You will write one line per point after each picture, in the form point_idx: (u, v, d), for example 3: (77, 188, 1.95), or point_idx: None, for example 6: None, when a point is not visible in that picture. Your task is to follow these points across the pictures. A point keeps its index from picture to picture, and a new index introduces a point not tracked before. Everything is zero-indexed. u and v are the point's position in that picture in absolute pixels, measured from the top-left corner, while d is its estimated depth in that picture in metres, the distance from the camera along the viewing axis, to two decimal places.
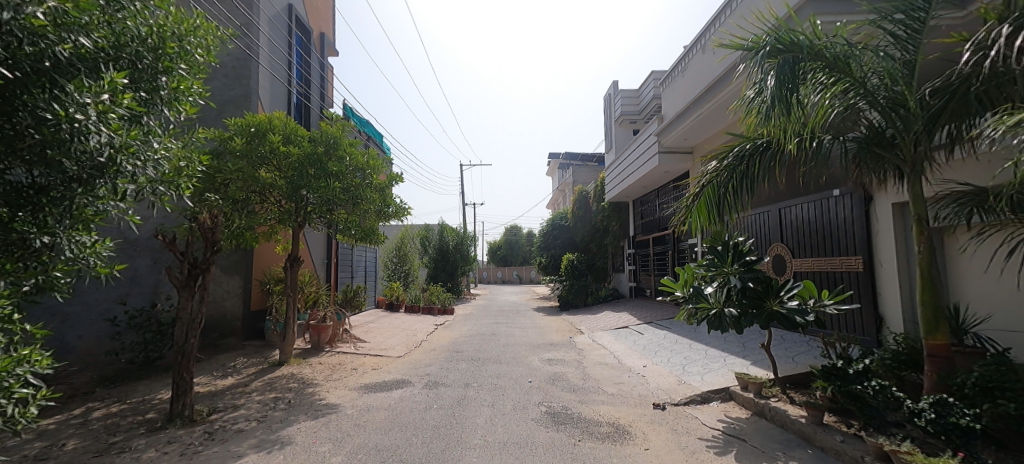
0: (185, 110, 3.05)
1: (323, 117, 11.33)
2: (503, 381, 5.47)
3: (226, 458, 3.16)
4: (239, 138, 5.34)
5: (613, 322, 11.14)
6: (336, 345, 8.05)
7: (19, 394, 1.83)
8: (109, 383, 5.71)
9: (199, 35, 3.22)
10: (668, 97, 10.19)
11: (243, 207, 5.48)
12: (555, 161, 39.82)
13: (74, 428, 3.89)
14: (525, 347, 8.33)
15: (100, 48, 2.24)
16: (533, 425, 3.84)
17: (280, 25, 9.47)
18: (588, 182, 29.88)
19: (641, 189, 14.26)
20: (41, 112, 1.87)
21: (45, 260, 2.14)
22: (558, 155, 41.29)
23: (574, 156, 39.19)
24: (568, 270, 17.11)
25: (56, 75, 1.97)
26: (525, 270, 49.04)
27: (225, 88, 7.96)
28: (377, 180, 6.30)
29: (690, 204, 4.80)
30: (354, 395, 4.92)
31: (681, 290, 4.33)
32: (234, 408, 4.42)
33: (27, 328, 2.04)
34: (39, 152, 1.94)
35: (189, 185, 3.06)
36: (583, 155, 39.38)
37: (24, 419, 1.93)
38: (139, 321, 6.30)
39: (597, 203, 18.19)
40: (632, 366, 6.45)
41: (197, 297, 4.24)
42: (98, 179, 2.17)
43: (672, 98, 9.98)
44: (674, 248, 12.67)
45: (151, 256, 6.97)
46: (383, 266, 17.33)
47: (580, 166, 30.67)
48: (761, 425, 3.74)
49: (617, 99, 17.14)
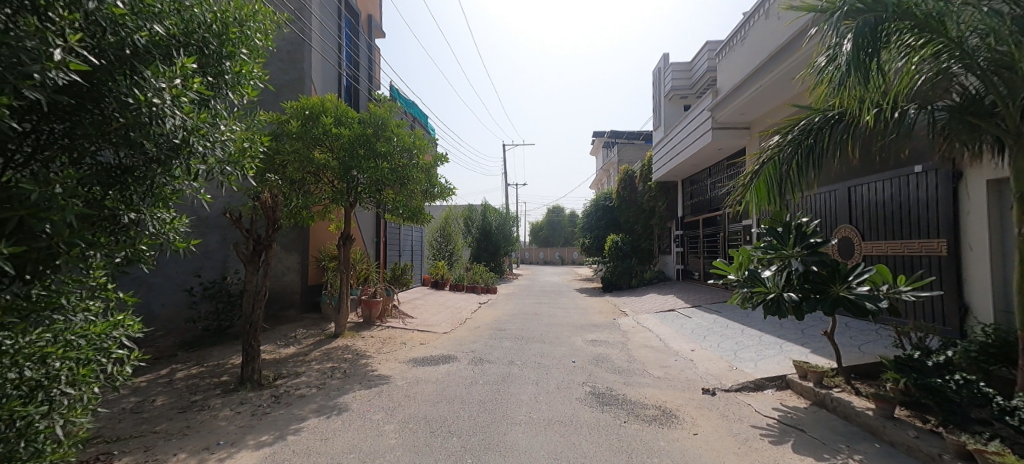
0: (247, 93, 3.28)
1: (371, 99, 11.57)
2: (547, 361, 5.49)
3: (291, 420, 3.44)
4: (295, 121, 5.53)
5: (659, 305, 10.86)
6: (386, 320, 8.39)
7: (115, 353, 2.51)
8: (188, 348, 6.38)
9: (259, 19, 3.34)
10: (726, 70, 9.59)
11: (299, 187, 5.69)
12: (599, 140, 38.87)
13: (161, 387, 4.32)
14: (568, 327, 8.34)
15: (171, 35, 2.50)
16: (578, 404, 3.82)
17: (330, 7, 9.71)
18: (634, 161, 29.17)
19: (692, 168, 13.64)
20: (124, 97, 2.13)
21: (133, 236, 2.39)
22: (603, 135, 40.28)
23: (621, 135, 38.20)
24: (613, 252, 16.68)
25: (137, 62, 2.26)
26: (568, 252, 48.71)
27: (282, 72, 8.31)
28: (423, 160, 6.38)
29: (748, 183, 4.50)
30: (404, 368, 5.13)
31: (735, 273, 3.94)
32: (296, 375, 4.74)
33: (120, 297, 2.66)
34: (124, 135, 2.18)
35: (253, 165, 3.32)
36: (631, 134, 38.07)
37: (121, 376, 2.68)
38: (212, 292, 6.92)
39: (642, 184, 17.62)
40: (680, 349, 6.28)
41: (261, 271, 4.49)
42: (173, 160, 2.46)
43: (730, 70, 9.35)
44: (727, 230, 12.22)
45: (220, 233, 7.46)
46: (430, 245, 17.87)
47: (625, 145, 29.84)
48: (820, 416, 3.54)
49: (667, 73, 16.38)
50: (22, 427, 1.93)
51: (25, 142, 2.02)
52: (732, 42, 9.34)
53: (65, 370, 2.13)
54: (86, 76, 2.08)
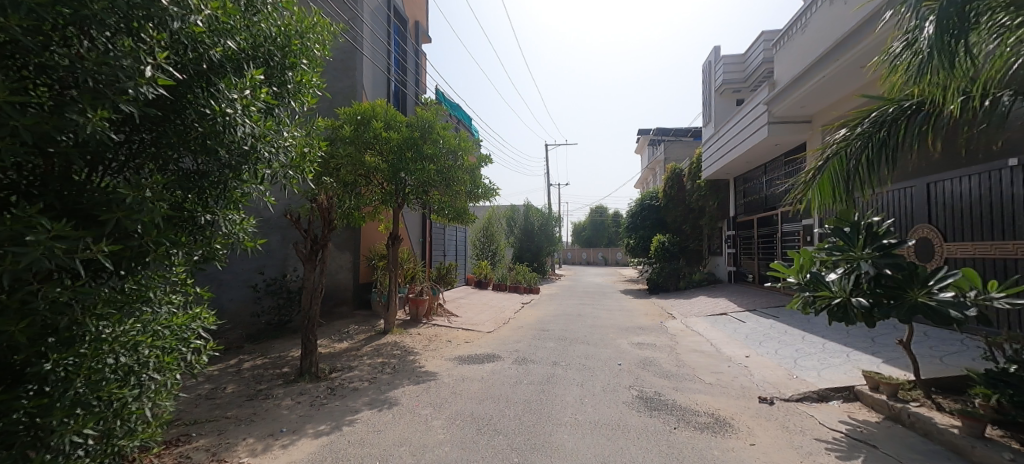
0: (307, 101, 3.48)
1: (418, 103, 11.93)
2: (592, 362, 5.43)
3: (346, 412, 3.61)
4: (348, 126, 5.77)
5: (708, 308, 10.44)
6: (432, 318, 8.63)
7: (192, 343, 2.87)
8: (253, 340, 6.87)
9: (317, 31, 3.54)
10: (783, 60, 9.11)
11: (351, 189, 5.85)
12: (643, 138, 37.97)
13: (231, 375, 4.68)
14: (613, 329, 8.22)
15: (242, 49, 2.70)
16: (625, 408, 3.74)
17: (381, 15, 10.11)
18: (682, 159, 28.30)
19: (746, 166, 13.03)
20: (202, 108, 2.35)
21: (210, 236, 2.57)
22: (647, 132, 39.24)
23: (667, 132, 37.10)
24: (659, 252, 16.29)
25: (213, 75, 2.47)
26: (612, 252, 47.91)
27: (337, 79, 8.75)
28: (468, 161, 6.50)
29: (808, 180, 4.24)
30: (450, 365, 5.25)
31: (795, 276, 3.77)
32: (349, 369, 4.97)
33: (196, 292, 2.97)
34: (202, 143, 2.40)
35: (312, 169, 3.53)
36: (678, 131, 36.85)
37: (197, 364, 3.00)
38: (274, 288, 7.32)
39: (691, 182, 16.98)
40: (733, 355, 6.01)
41: (318, 269, 4.73)
42: (243, 165, 2.65)
43: (788, 60, 8.88)
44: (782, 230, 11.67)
45: (280, 233, 7.95)
46: (473, 246, 18.22)
47: (673, 142, 29.01)
48: (894, 432, 3.26)
49: (718, 66, 15.84)
50: (118, 408, 2.30)
51: (125, 151, 2.26)
52: (791, 30, 8.85)
53: (151, 357, 2.47)
54: (171, 89, 2.29)
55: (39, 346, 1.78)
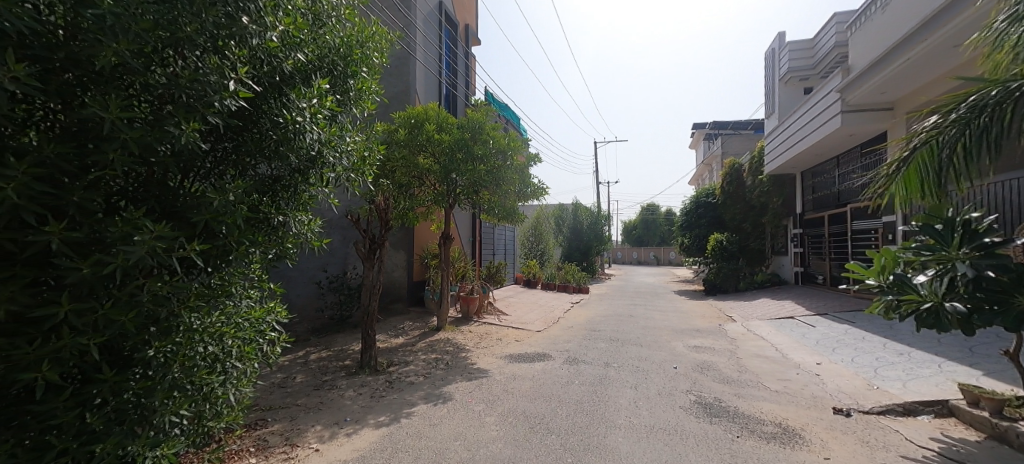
0: (367, 107, 3.66)
1: (468, 104, 12.19)
2: (646, 365, 5.30)
3: (403, 404, 3.76)
4: (402, 130, 6.02)
5: (772, 312, 9.82)
6: (483, 316, 8.81)
7: (269, 335, 3.12)
8: (319, 333, 7.36)
9: (376, 40, 3.70)
10: (861, 43, 8.46)
11: (406, 190, 6.06)
12: (701, 132, 36.28)
13: (300, 366, 5.03)
14: (667, 331, 7.99)
15: (310, 61, 2.88)
16: (683, 413, 3.62)
17: (432, 20, 10.44)
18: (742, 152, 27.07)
19: (816, 158, 12.16)
20: (276, 118, 2.54)
21: (282, 235, 2.76)
22: (706, 126, 37.64)
23: (725, 125, 35.19)
24: (716, 251, 15.52)
25: (285, 87, 2.66)
26: (663, 251, 46.55)
27: (392, 85, 9.15)
28: (517, 160, 6.54)
29: (891, 173, 3.90)
30: (501, 363, 5.32)
31: (877, 278, 3.48)
32: (406, 363, 5.17)
33: (272, 288, 3.21)
34: (276, 149, 2.59)
35: (371, 172, 3.71)
36: (739, 123, 34.80)
37: (273, 354, 3.25)
38: (336, 285, 7.79)
39: (752, 177, 16.00)
40: (802, 361, 5.62)
41: (376, 267, 4.97)
42: (311, 169, 2.85)
43: (866, 43, 8.24)
44: (855, 228, 10.99)
45: (342, 233, 8.43)
46: (523, 244, 18.44)
47: (732, 135, 27.57)
48: (998, 452, 2.91)
49: (783, 54, 15.09)
50: (207, 392, 2.55)
51: (212, 159, 2.49)
52: (869, 10, 8.20)
53: (233, 347, 2.72)
54: (250, 101, 2.49)
55: (145, 334, 1.98)
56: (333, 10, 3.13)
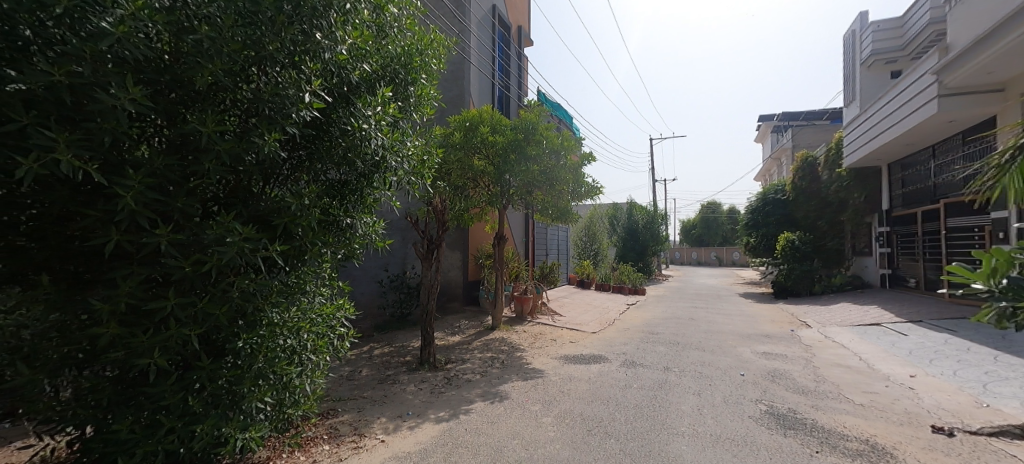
0: (426, 113, 3.79)
1: (521, 105, 12.30)
2: (710, 371, 5.08)
3: (461, 401, 3.87)
4: (457, 133, 6.18)
5: (853, 318, 8.99)
6: (537, 316, 8.86)
7: (338, 330, 3.27)
8: (382, 329, 7.76)
9: (434, 48, 3.84)
10: (959, 19, 7.68)
11: (461, 192, 6.23)
12: (767, 124, 34.02)
13: (365, 360, 5.33)
14: (732, 336, 7.60)
15: (374, 70, 3.02)
16: (752, 424, 3.42)
17: (486, 23, 10.64)
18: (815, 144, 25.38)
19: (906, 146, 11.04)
20: (344, 126, 2.69)
21: (349, 236, 2.91)
22: (773, 119, 35.35)
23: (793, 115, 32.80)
24: (787, 252, 14.40)
25: (353, 96, 2.81)
26: (726, 252, 44.46)
27: (448, 89, 9.45)
28: (571, 160, 6.54)
29: (1004, 162, 3.41)
30: (556, 364, 5.31)
31: (984, 281, 2.85)
32: (462, 361, 5.31)
33: (342, 286, 3.38)
34: (344, 155, 2.73)
35: (430, 175, 3.83)
36: (812, 114, 32.28)
37: (343, 348, 3.40)
38: (397, 283, 8.17)
39: (829, 171, 15.02)
40: (891, 373, 5.11)
41: (433, 266, 5.14)
42: (375, 173, 2.97)
43: (967, 18, 7.47)
44: (953, 226, 9.95)
45: (401, 234, 8.83)
46: (575, 245, 18.23)
47: (803, 127, 25.72)
48: None
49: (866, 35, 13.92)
50: (286, 382, 2.72)
51: (288, 166, 2.65)
52: None
53: (308, 341, 2.85)
54: (322, 111, 2.66)
55: (233, 327, 2.26)
56: (394, 21, 3.27)
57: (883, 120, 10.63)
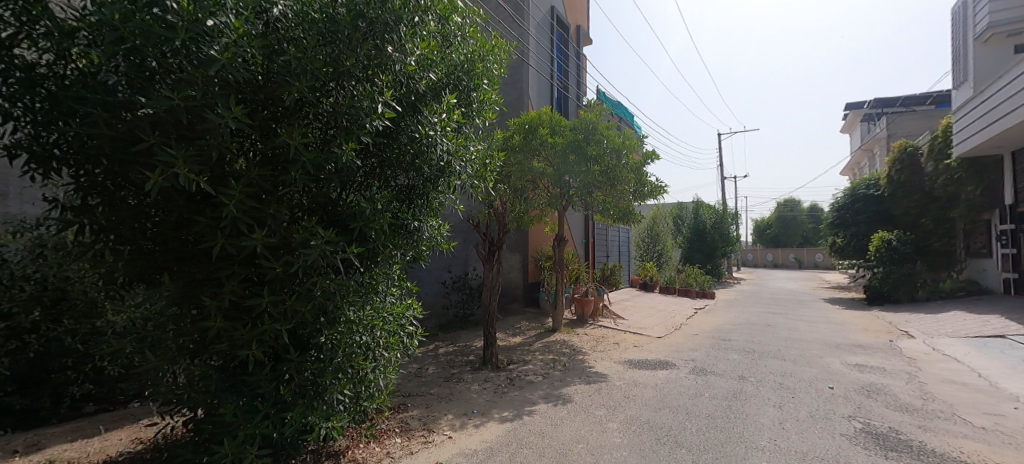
0: (487, 117, 3.88)
1: (579, 105, 12.22)
2: (792, 382, 4.72)
3: (525, 402, 3.90)
4: (517, 135, 6.26)
5: (965, 330, 7.88)
6: (598, 319, 8.74)
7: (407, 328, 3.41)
8: (445, 328, 8.07)
9: (495, 54, 3.93)
10: None
11: (521, 194, 6.31)
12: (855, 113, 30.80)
13: (432, 358, 5.57)
14: (817, 345, 7.00)
15: (439, 79, 3.14)
16: (844, 442, 3.12)
17: (545, 24, 10.70)
18: (913, 133, 22.80)
19: None
20: (413, 133, 2.82)
21: (417, 238, 3.05)
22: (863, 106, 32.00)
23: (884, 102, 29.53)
24: (883, 252, 12.97)
25: (421, 104, 2.95)
26: (806, 253, 40.79)
27: (508, 93, 9.67)
28: (633, 159, 6.38)
29: None
30: (620, 369, 5.20)
31: None
32: (524, 362, 5.36)
33: (410, 286, 3.53)
34: (412, 161, 2.87)
35: (491, 178, 3.92)
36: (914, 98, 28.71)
37: (411, 346, 3.55)
38: (460, 285, 8.44)
39: (932, 163, 13.44)
40: (1019, 394, 4.42)
41: (495, 268, 5.25)
42: (441, 178, 3.09)
43: None
44: None
45: (464, 237, 9.12)
46: (637, 246, 17.57)
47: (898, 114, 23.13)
48: None
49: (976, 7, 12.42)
50: (362, 376, 2.89)
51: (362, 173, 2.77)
52: None
53: (381, 337, 2.99)
54: (393, 120, 2.80)
55: (317, 324, 2.41)
56: (459, 30, 3.38)
57: (1010, 100, 9.30)
